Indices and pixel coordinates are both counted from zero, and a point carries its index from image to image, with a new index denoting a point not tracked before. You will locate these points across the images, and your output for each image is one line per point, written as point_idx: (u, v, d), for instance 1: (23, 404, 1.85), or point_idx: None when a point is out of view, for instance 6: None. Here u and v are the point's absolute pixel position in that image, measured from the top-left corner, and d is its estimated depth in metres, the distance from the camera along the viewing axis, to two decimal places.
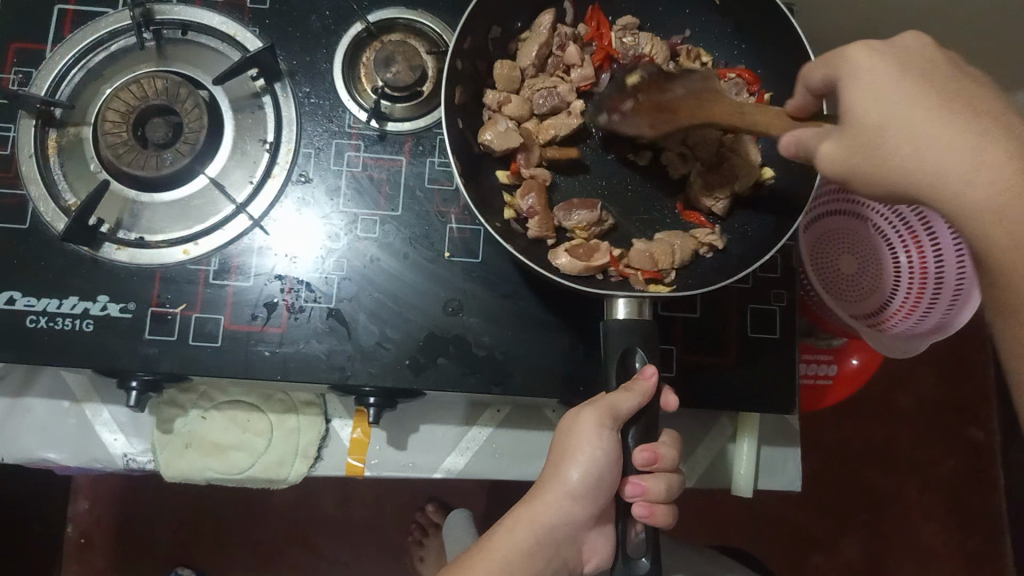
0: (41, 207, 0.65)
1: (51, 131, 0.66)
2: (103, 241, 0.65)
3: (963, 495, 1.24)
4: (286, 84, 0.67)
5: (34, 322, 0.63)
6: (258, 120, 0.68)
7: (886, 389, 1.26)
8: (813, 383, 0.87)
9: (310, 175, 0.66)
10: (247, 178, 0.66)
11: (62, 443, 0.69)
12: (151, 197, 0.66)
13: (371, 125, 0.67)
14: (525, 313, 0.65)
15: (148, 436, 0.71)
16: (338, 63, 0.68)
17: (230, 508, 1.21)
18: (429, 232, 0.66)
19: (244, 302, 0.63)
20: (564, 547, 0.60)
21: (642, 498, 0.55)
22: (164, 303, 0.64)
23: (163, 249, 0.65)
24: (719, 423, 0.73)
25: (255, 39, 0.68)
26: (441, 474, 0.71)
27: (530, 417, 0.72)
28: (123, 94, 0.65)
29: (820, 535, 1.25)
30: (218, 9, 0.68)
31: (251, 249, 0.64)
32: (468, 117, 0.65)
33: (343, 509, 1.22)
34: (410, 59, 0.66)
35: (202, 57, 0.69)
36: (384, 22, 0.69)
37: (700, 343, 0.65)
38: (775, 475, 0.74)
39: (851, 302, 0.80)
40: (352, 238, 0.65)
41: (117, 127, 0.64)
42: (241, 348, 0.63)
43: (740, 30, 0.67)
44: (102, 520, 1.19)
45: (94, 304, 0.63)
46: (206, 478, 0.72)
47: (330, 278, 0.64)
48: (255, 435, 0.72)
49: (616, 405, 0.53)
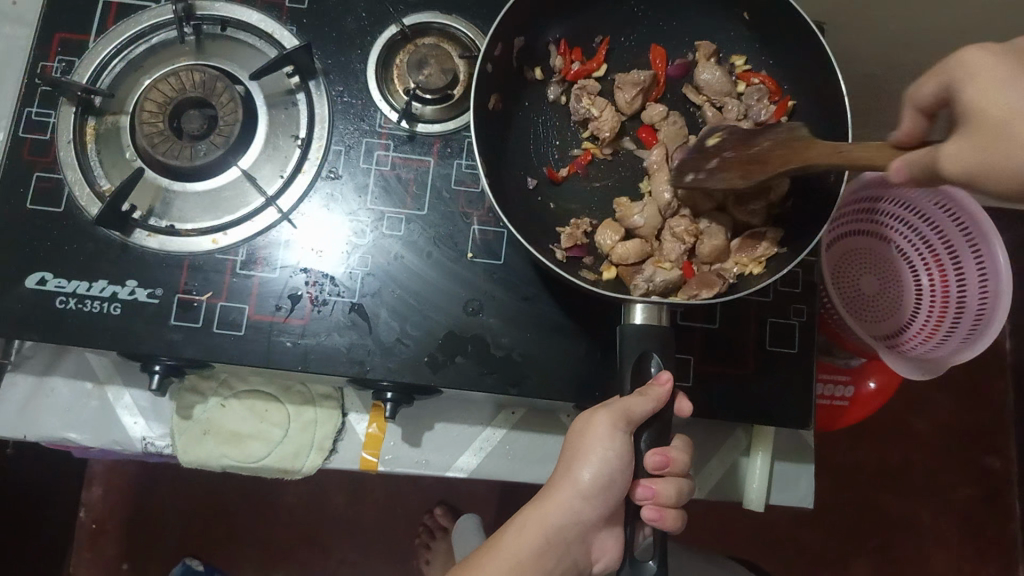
0: (76, 191, 0.66)
1: (89, 119, 0.68)
2: (134, 227, 0.66)
3: (976, 524, 1.23)
4: (320, 83, 0.69)
5: (63, 303, 0.64)
6: (291, 117, 0.69)
7: (901, 413, 1.25)
8: (828, 404, 0.87)
9: (339, 172, 0.67)
10: (278, 173, 0.68)
11: (83, 425, 0.70)
12: (183, 186, 0.67)
13: (401, 126, 0.68)
14: (544, 316, 0.65)
15: (167, 421, 0.72)
16: (372, 63, 0.69)
17: (241, 500, 1.22)
18: (452, 233, 0.67)
19: (268, 293, 0.65)
20: (573, 546, 0.61)
21: (652, 501, 0.56)
22: (191, 291, 0.65)
23: (192, 238, 0.66)
24: (732, 436, 0.73)
25: (292, 37, 0.69)
26: (454, 473, 0.71)
27: (543, 420, 0.73)
28: (163, 86, 0.67)
29: (829, 558, 1.24)
30: (258, 6, 0.70)
31: (278, 242, 0.66)
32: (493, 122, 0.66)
33: (353, 508, 1.22)
34: (442, 63, 0.68)
35: (240, 52, 0.70)
36: (419, 26, 0.71)
37: (717, 355, 0.65)
38: (786, 491, 0.73)
39: (870, 323, 0.80)
40: (378, 234, 0.66)
41: (154, 117, 0.66)
42: (264, 339, 0.64)
43: (767, 45, 0.68)
44: (116, 505, 1.20)
45: (122, 288, 0.65)
46: (223, 466, 0.72)
47: (354, 274, 0.65)
48: (272, 426, 0.73)
49: (631, 409, 0.54)
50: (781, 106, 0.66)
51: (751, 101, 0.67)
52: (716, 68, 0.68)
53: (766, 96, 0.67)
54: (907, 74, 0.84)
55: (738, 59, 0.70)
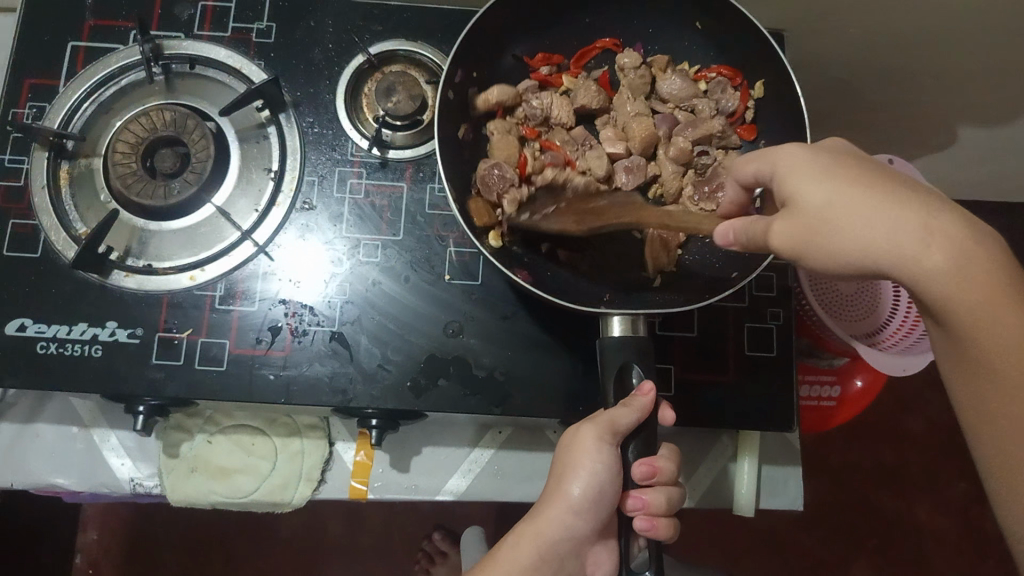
0: (52, 235, 0.66)
1: (62, 163, 0.68)
2: (112, 268, 0.66)
3: (973, 515, 1.23)
4: (291, 115, 0.69)
5: (44, 348, 0.64)
6: (263, 150, 0.69)
7: (892, 408, 1.26)
8: (815, 406, 0.88)
9: (313, 202, 0.68)
10: (252, 207, 0.68)
11: (70, 469, 0.70)
12: (159, 225, 0.67)
13: (373, 153, 0.69)
14: (524, 334, 0.66)
15: (154, 460, 0.72)
16: (340, 92, 0.70)
17: (238, 534, 1.21)
18: (429, 256, 0.67)
19: (249, 326, 0.65)
20: (567, 561, 0.61)
21: (643, 511, 0.56)
22: (171, 329, 0.65)
23: (170, 275, 0.66)
24: (719, 444, 0.73)
25: (260, 72, 0.70)
26: (444, 496, 0.71)
27: (532, 437, 0.73)
28: (134, 126, 0.67)
29: (829, 558, 1.23)
30: (225, 43, 0.71)
31: (256, 275, 0.66)
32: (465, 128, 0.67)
33: (351, 538, 1.22)
34: (410, 89, 0.68)
35: (209, 90, 0.71)
36: (385, 54, 0.71)
37: (696, 362, 0.66)
38: (775, 493, 0.74)
39: (846, 324, 0.80)
40: (355, 262, 0.66)
41: (126, 158, 0.66)
42: (246, 372, 0.64)
43: (727, 55, 0.69)
44: (111, 548, 1.20)
45: (103, 330, 0.65)
46: (212, 501, 0.72)
47: (333, 302, 0.65)
48: (259, 459, 0.73)
49: (615, 421, 0.54)
50: (745, 93, 0.68)
51: (717, 95, 0.68)
52: (675, 76, 0.70)
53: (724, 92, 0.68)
54: (873, 75, 0.85)
55: (691, 65, 0.71)
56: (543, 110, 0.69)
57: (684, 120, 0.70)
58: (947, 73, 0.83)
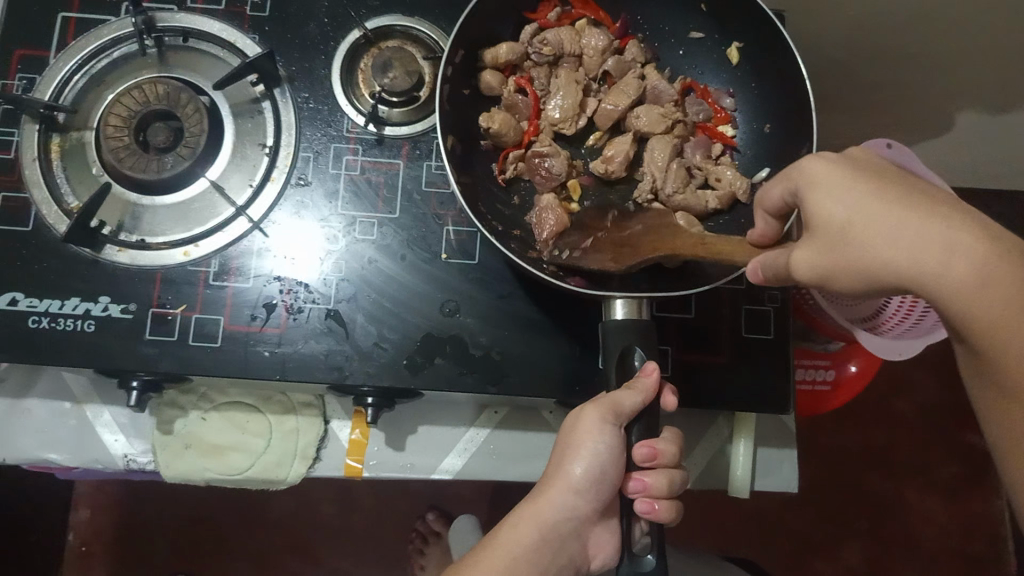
0: (43, 210, 0.65)
1: (54, 136, 0.67)
2: (105, 243, 0.65)
3: (962, 500, 1.25)
4: (285, 89, 0.68)
5: (36, 323, 0.63)
6: (257, 126, 0.69)
7: (881, 391, 1.27)
8: (808, 389, 0.88)
9: (308, 178, 0.67)
10: (247, 182, 0.67)
11: (62, 444, 0.70)
12: (152, 200, 0.67)
13: (369, 129, 0.68)
14: (521, 314, 0.66)
15: (147, 437, 0.71)
16: (336, 68, 0.69)
17: (229, 512, 1.21)
18: (426, 234, 0.67)
19: (243, 303, 0.64)
20: (568, 542, 0.61)
21: (643, 494, 0.56)
22: (165, 304, 0.64)
23: (164, 251, 0.65)
24: (714, 424, 0.74)
25: (255, 45, 0.69)
26: (439, 475, 0.72)
27: (525, 417, 0.73)
28: (126, 99, 0.66)
29: (816, 540, 1.25)
30: (219, 16, 0.70)
31: (251, 251, 0.65)
32: (469, 86, 0.67)
33: (343, 517, 1.22)
34: (407, 65, 0.67)
35: (203, 63, 0.70)
36: (382, 28, 0.70)
37: (693, 343, 0.66)
38: (769, 475, 0.74)
39: (848, 306, 0.81)
40: (351, 240, 0.66)
41: (118, 132, 0.65)
42: (241, 350, 0.63)
43: (728, 34, 0.68)
44: (103, 526, 1.20)
45: (96, 305, 0.64)
46: (207, 478, 0.72)
47: (329, 280, 0.65)
48: (253, 436, 0.72)
49: (619, 402, 0.54)
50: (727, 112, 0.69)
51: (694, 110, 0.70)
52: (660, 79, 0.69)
53: (708, 109, 0.69)
54: (870, 57, 0.85)
55: (689, 46, 0.71)
56: (555, 51, 0.68)
57: (669, 113, 0.68)
58: (945, 55, 0.83)
